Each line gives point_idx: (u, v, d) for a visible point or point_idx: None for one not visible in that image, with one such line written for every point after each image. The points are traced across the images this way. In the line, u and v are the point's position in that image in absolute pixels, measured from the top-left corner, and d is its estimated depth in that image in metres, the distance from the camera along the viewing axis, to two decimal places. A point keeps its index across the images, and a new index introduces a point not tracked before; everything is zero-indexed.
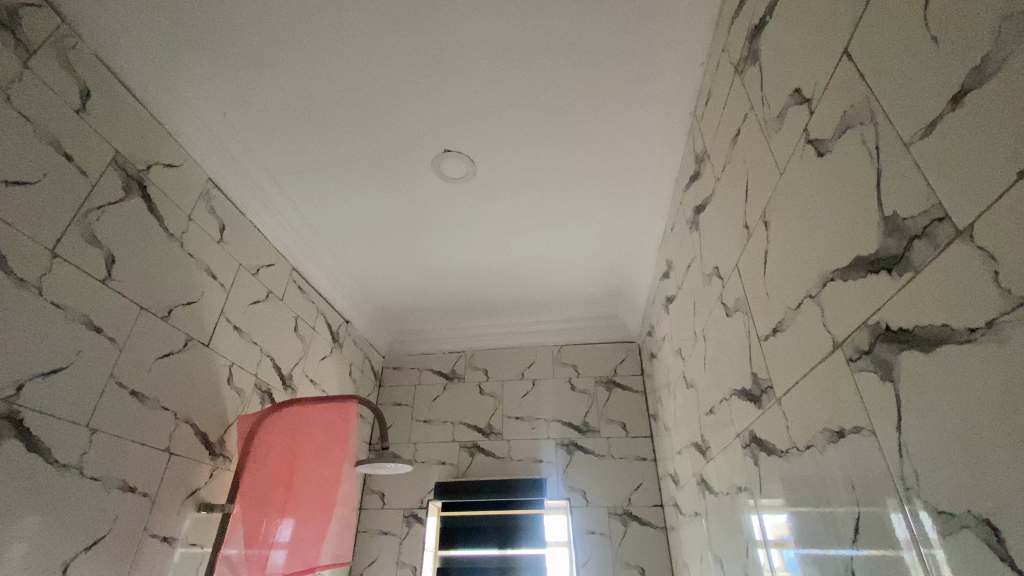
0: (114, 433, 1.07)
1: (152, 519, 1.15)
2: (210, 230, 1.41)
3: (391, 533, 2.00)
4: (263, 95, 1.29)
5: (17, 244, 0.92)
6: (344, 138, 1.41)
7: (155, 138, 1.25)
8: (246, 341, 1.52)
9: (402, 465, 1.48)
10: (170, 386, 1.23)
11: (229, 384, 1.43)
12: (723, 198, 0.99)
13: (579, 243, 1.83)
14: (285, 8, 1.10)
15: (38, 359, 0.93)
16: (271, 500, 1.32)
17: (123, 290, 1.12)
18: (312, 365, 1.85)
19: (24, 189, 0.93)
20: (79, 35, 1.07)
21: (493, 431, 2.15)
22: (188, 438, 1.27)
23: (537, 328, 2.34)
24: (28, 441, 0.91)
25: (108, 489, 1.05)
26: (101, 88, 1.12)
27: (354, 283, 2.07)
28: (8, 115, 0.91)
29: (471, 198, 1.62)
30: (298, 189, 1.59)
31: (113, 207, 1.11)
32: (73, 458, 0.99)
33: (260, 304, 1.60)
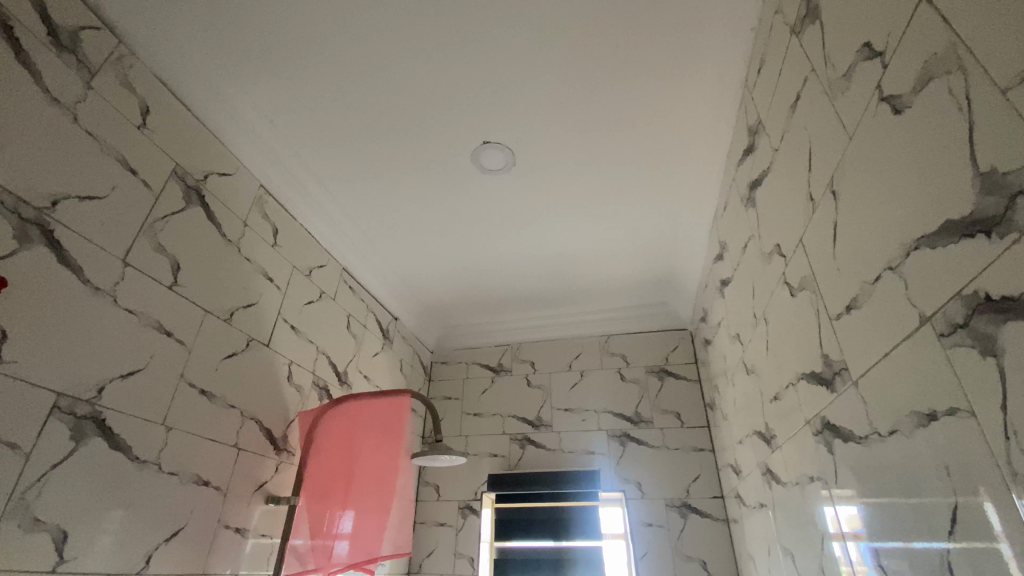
0: (187, 431, 1.14)
1: (225, 511, 1.21)
2: (264, 234, 1.46)
3: (447, 524, 2.03)
4: (307, 100, 1.32)
5: (92, 256, 0.98)
6: (386, 137, 1.42)
7: (210, 149, 1.31)
8: (303, 341, 1.57)
9: (456, 457, 1.50)
10: (235, 385, 1.29)
11: (288, 381, 1.49)
12: (783, 170, 0.93)
13: (624, 230, 1.78)
14: (324, 12, 1.11)
15: (115, 363, 1.00)
16: (332, 492, 1.36)
17: (189, 295, 1.19)
18: (365, 362, 1.90)
19: (95, 204, 1.00)
20: (136, 55, 1.13)
21: (543, 423, 2.14)
22: (254, 433, 1.33)
23: (584, 318, 2.31)
24: (111, 440, 0.97)
25: (184, 483, 1.11)
26: (158, 104, 1.17)
27: (401, 281, 2.11)
28: (76, 135, 0.97)
29: (512, 190, 1.60)
30: (344, 191, 1.63)
31: (176, 216, 1.17)
32: (152, 454, 1.05)
33: (314, 304, 1.65)
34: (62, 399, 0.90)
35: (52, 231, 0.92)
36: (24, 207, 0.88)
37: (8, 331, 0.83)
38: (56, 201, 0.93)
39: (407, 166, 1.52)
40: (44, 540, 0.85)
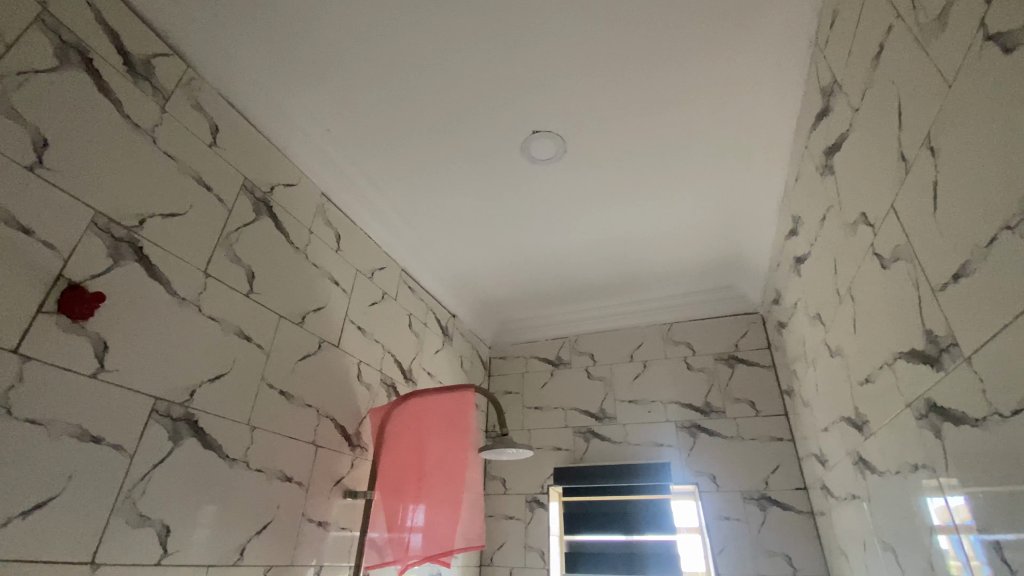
0: (270, 429, 1.20)
1: (307, 505, 1.27)
2: (328, 240, 1.52)
3: (516, 518, 2.04)
4: (361, 106, 1.35)
5: (178, 269, 1.05)
6: (438, 136, 1.44)
7: (274, 162, 1.37)
8: (369, 340, 1.63)
9: (523, 451, 1.49)
10: (310, 385, 1.35)
11: (358, 380, 1.54)
12: (866, 132, 0.85)
13: (683, 211, 1.71)
14: (373, 18, 1.14)
15: (203, 368, 1.07)
16: (404, 487, 1.41)
17: (265, 301, 1.25)
18: (428, 359, 1.94)
19: (177, 220, 1.07)
20: (203, 77, 1.20)
21: (607, 415, 2.10)
22: (330, 431, 1.39)
23: (645, 306, 2.24)
24: (204, 439, 1.04)
25: (270, 479, 1.18)
26: (226, 122, 1.24)
27: (458, 278, 2.13)
28: (157, 157, 1.05)
29: (564, 178, 1.58)
30: (400, 193, 1.66)
31: (248, 227, 1.24)
32: (240, 452, 1.12)
33: (377, 305, 1.71)
34: (159, 403, 0.97)
35: (142, 247, 0.99)
36: (117, 228, 0.95)
37: (109, 342, 0.91)
38: (143, 220, 1.00)
39: (459, 163, 1.53)
40: (151, 532, 0.92)
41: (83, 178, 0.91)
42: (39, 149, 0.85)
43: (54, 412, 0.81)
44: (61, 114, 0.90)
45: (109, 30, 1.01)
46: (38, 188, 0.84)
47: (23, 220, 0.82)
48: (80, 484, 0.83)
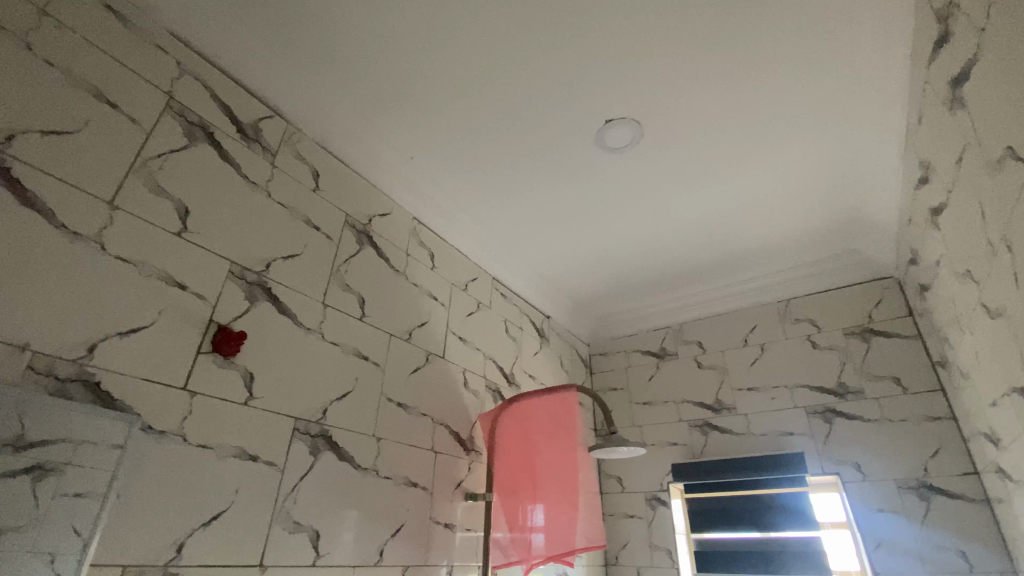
0: (393, 440, 1.31)
1: (434, 509, 1.36)
2: (423, 259, 1.62)
3: (637, 516, 1.99)
4: (438, 128, 1.42)
5: (301, 303, 1.19)
6: (513, 144, 1.47)
7: (369, 195, 1.49)
8: (471, 349, 1.70)
9: (635, 448, 1.46)
10: (423, 396, 1.44)
11: (466, 388, 1.61)
12: (999, 51, 0.72)
13: (784, 176, 1.56)
14: (437, 43, 1.20)
15: (331, 389, 1.19)
16: (520, 488, 1.44)
17: (375, 323, 1.37)
18: (528, 363, 1.98)
19: (294, 260, 1.21)
20: (300, 130, 1.34)
21: (725, 405, 1.98)
22: (446, 438, 1.48)
23: (753, 285, 2.08)
24: (339, 452, 1.16)
25: (398, 485, 1.28)
26: (324, 166, 1.38)
27: (548, 279, 2.14)
28: (272, 207, 1.20)
29: (644, 163, 1.52)
30: (484, 205, 1.72)
31: (353, 258, 1.37)
32: (370, 461, 1.23)
33: (475, 315, 1.78)
34: (298, 422, 1.10)
35: (270, 288, 1.14)
36: (249, 273, 1.10)
37: (255, 373, 1.05)
38: (268, 264, 1.15)
39: (536, 167, 1.55)
40: (304, 536, 1.05)
41: (217, 234, 1.07)
42: (182, 216, 1.02)
43: (218, 436, 0.96)
44: (196, 184, 1.06)
45: (222, 105, 1.17)
46: (186, 249, 1.00)
47: (178, 278, 0.98)
48: (243, 497, 0.97)
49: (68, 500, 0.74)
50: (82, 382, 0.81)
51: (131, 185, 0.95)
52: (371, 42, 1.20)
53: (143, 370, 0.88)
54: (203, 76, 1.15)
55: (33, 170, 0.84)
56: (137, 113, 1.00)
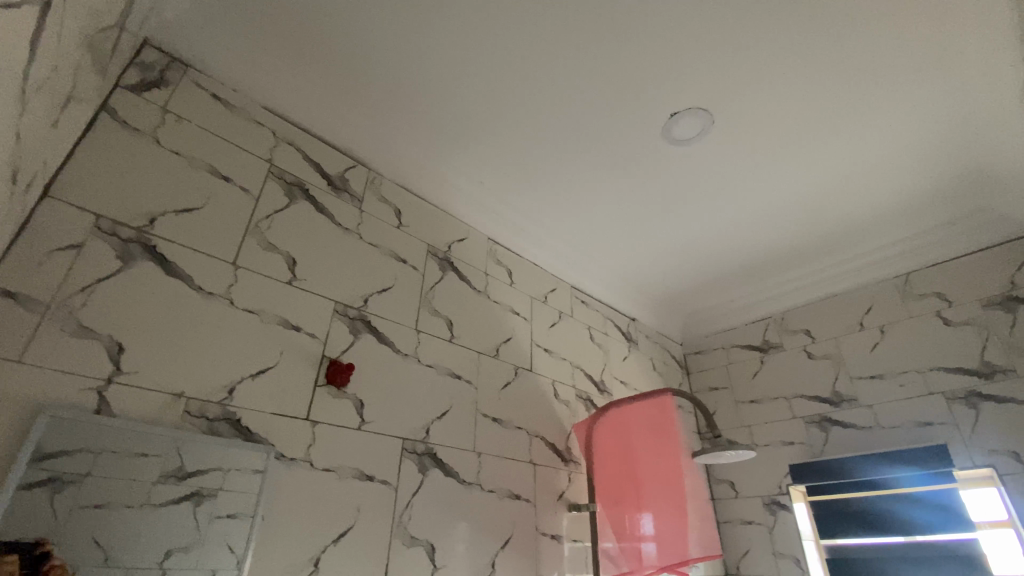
0: (493, 454, 1.36)
1: (539, 520, 1.39)
2: (503, 277, 1.67)
3: (756, 522, 1.87)
4: (503, 149, 1.48)
5: (397, 331, 1.29)
6: (578, 153, 1.49)
7: (446, 223, 1.58)
8: (558, 359, 1.72)
9: (743, 451, 1.40)
10: (517, 409, 1.48)
11: (557, 399, 1.63)
12: None
13: (882, 139, 1.42)
14: (492, 70, 1.26)
15: (431, 409, 1.27)
16: (624, 497, 1.41)
17: (465, 343, 1.44)
18: (619, 368, 1.96)
19: (387, 293, 1.31)
20: (380, 174, 1.46)
21: (843, 397, 1.81)
22: (543, 449, 1.50)
23: (860, 262, 1.90)
24: (444, 468, 1.23)
25: (502, 498, 1.33)
26: (404, 203, 1.48)
27: (631, 282, 2.11)
28: (363, 247, 1.31)
29: (717, 152, 1.47)
30: (556, 216, 1.75)
31: (438, 284, 1.45)
32: (474, 476, 1.29)
33: (559, 326, 1.80)
34: (406, 442, 1.19)
35: (369, 321, 1.24)
36: (350, 310, 1.22)
37: (364, 400, 1.15)
38: (366, 299, 1.26)
39: (604, 171, 1.55)
40: (421, 550, 1.12)
41: (320, 278, 1.19)
42: (291, 266, 1.15)
43: (339, 459, 1.06)
44: (299, 235, 1.20)
45: (313, 162, 1.31)
46: (296, 294, 1.13)
47: (293, 320, 1.11)
48: (365, 514, 1.06)
49: (223, 520, 0.87)
50: (226, 420, 0.94)
51: (247, 245, 1.10)
52: (434, 82, 1.29)
53: (272, 406, 1.01)
54: (296, 140, 1.30)
55: (173, 243, 1.00)
56: (246, 182, 1.16)
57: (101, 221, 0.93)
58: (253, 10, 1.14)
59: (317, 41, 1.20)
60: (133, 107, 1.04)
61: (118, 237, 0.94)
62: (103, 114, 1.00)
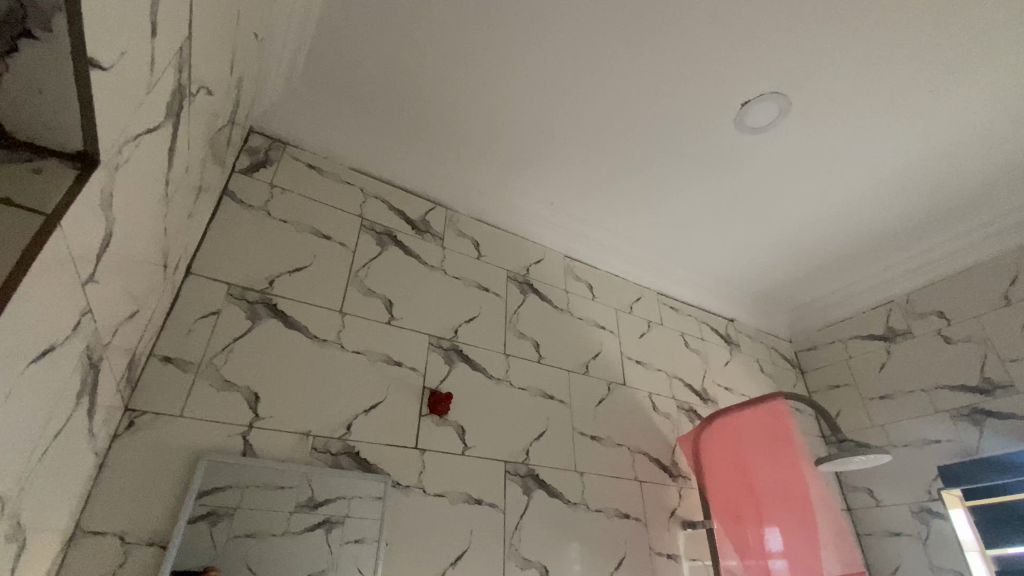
0: (595, 472, 1.35)
1: (652, 539, 1.35)
2: (584, 293, 1.67)
3: (905, 533, 1.66)
4: (569, 166, 1.50)
5: (488, 357, 1.34)
6: (646, 159, 1.47)
7: (524, 248, 1.62)
8: (652, 370, 1.67)
9: (877, 456, 1.27)
10: (615, 425, 1.46)
11: (656, 411, 1.59)
12: None
13: (1001, 82, 1.24)
14: (549, 94, 1.29)
15: (528, 431, 1.30)
16: (743, 512, 1.33)
17: (554, 363, 1.46)
18: (720, 374, 1.86)
19: (475, 322, 1.38)
20: (457, 210, 1.54)
21: (995, 384, 1.57)
22: (647, 465, 1.46)
23: (996, 226, 1.65)
24: (548, 489, 1.25)
25: (611, 517, 1.31)
26: (482, 234, 1.55)
27: (721, 280, 2.01)
28: (449, 281, 1.39)
29: (798, 133, 1.38)
30: (632, 224, 1.72)
31: (522, 307, 1.49)
32: (578, 496, 1.29)
33: (649, 336, 1.75)
34: (509, 466, 1.22)
35: (461, 350, 1.31)
36: (443, 342, 1.29)
37: (465, 427, 1.21)
38: (456, 330, 1.33)
39: (677, 171, 1.51)
40: (535, 572, 1.14)
41: (413, 315, 1.28)
42: (387, 307, 1.25)
43: (448, 485, 1.12)
44: (391, 278, 1.30)
45: (397, 209, 1.42)
46: (395, 332, 1.23)
47: (394, 357, 1.20)
48: (477, 538, 1.10)
49: (352, 545, 0.95)
50: (347, 453, 1.04)
51: (349, 292, 1.22)
52: (495, 115, 1.36)
53: (384, 438, 1.09)
54: (379, 191, 1.42)
55: (289, 300, 1.13)
56: (342, 237, 1.28)
57: (231, 288, 1.08)
58: (331, 82, 1.29)
59: (387, 98, 1.32)
60: (247, 186, 1.21)
61: (246, 300, 1.08)
62: (224, 197, 1.17)
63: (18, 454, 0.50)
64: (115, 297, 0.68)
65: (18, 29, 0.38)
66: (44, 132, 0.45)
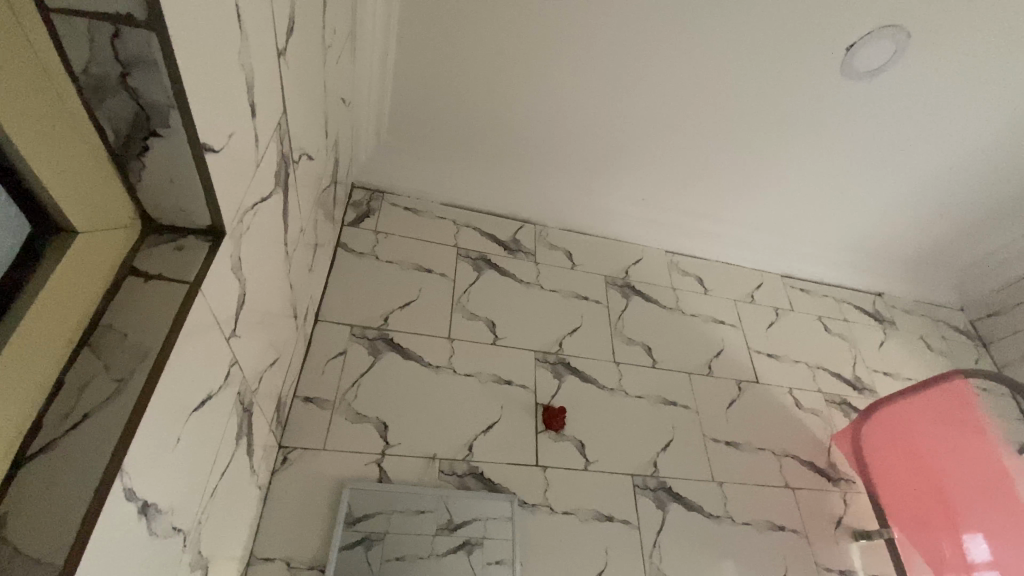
0: (735, 480, 1.23)
1: (816, 552, 1.19)
2: (695, 287, 1.57)
3: None
4: (655, 157, 1.44)
5: (599, 368, 1.30)
6: (739, 133, 1.36)
7: (620, 250, 1.57)
8: (786, 361, 1.50)
9: None
10: (751, 427, 1.33)
11: (799, 407, 1.41)
12: None
13: None
14: (619, 89, 1.26)
15: (653, 441, 1.23)
16: (930, 518, 1.15)
17: (671, 365, 1.37)
18: (872, 357, 1.61)
19: (580, 333, 1.35)
20: (547, 224, 1.54)
21: None
22: (797, 468, 1.30)
23: None
24: (683, 502, 1.16)
25: (762, 530, 1.18)
26: (575, 244, 1.53)
27: (856, 252, 1.76)
28: (547, 295, 1.39)
29: (923, 68, 1.18)
30: (736, 206, 1.59)
31: (626, 312, 1.44)
32: (720, 508, 1.18)
33: (777, 324, 1.58)
34: (636, 479, 1.16)
35: (569, 363, 1.29)
36: (550, 356, 1.28)
37: (584, 441, 1.18)
38: (561, 343, 1.32)
39: (777, 140, 1.37)
40: None
41: (518, 333, 1.29)
42: (492, 329, 1.28)
43: (576, 502, 1.09)
44: (492, 300, 1.33)
45: (489, 234, 1.46)
46: (503, 353, 1.25)
47: (504, 376, 1.21)
48: (614, 556, 1.06)
49: (495, 565, 0.97)
50: (472, 474, 1.06)
51: (455, 319, 1.27)
52: (570, 122, 1.36)
53: (506, 457, 1.11)
54: (470, 219, 1.47)
55: (403, 333, 1.21)
56: (442, 267, 1.35)
57: (353, 329, 1.18)
58: (414, 125, 1.39)
59: (465, 127, 1.38)
60: (355, 236, 1.34)
61: (367, 338, 1.18)
62: (338, 249, 1.30)
63: (194, 489, 0.58)
64: (257, 348, 0.78)
65: (147, 130, 0.45)
66: (179, 213, 0.52)
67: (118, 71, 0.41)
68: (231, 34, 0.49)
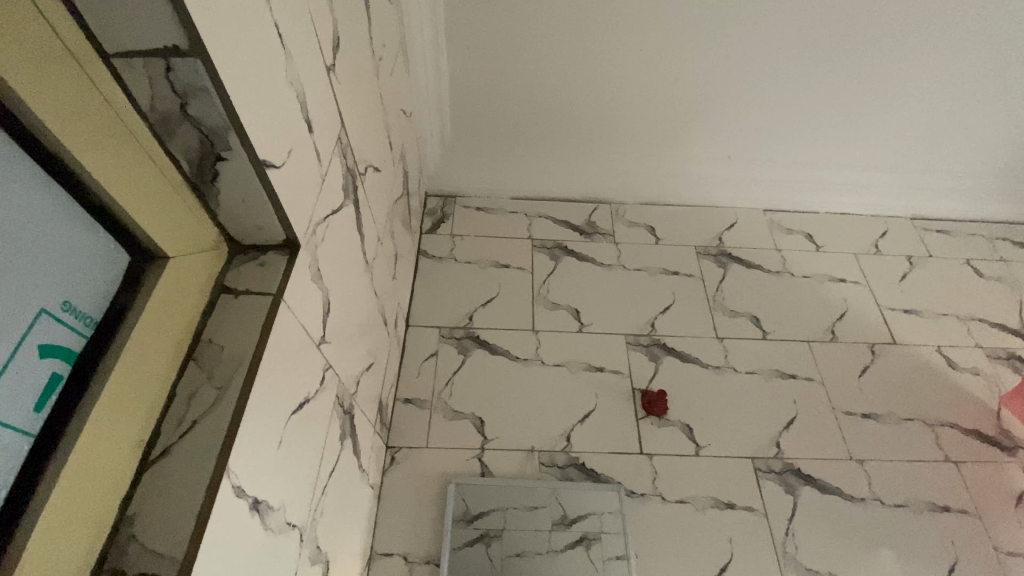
0: (879, 457, 1.07)
1: (995, 536, 0.99)
2: (803, 245, 1.40)
3: None
4: (733, 109, 1.32)
5: (699, 345, 1.21)
6: (830, 62, 1.20)
7: (710, 217, 1.45)
8: (930, 316, 1.29)
9: None
10: (892, 395, 1.16)
11: (953, 368, 1.20)
12: None
13: None
14: (682, 43, 1.18)
15: (772, 419, 1.11)
16: None
17: (783, 334, 1.24)
18: None
19: (673, 310, 1.27)
20: (624, 202, 1.47)
21: None
22: (959, 439, 1.10)
23: None
24: (816, 484, 1.04)
25: (921, 512, 1.01)
26: (657, 218, 1.45)
27: (1009, 178, 1.46)
28: (633, 275, 1.32)
29: None
30: (841, 147, 1.40)
31: (724, 282, 1.32)
32: (864, 489, 1.04)
33: (913, 275, 1.36)
34: (757, 461, 1.06)
35: (665, 344, 1.21)
36: (643, 338, 1.21)
37: (692, 425, 1.10)
38: (654, 323, 1.24)
39: (880, 61, 1.19)
40: None
41: (606, 318, 1.24)
42: (577, 316, 1.24)
43: (689, 489, 1.02)
44: (575, 287, 1.29)
45: (564, 221, 1.43)
46: (592, 339, 1.21)
47: (596, 363, 1.17)
48: (740, 546, 0.97)
49: (614, 562, 0.93)
50: (573, 465, 1.04)
51: (539, 311, 1.25)
52: (634, 90, 1.28)
53: (607, 445, 1.06)
54: (544, 210, 1.45)
55: (489, 329, 1.21)
56: (520, 261, 1.34)
57: (442, 330, 1.21)
58: (476, 124, 1.40)
59: (525, 117, 1.37)
60: (434, 241, 1.37)
61: (455, 337, 1.20)
62: (421, 256, 1.35)
63: (303, 488, 0.62)
64: (350, 354, 0.82)
65: (213, 155, 0.49)
66: (256, 231, 0.56)
67: (178, 103, 0.45)
68: (277, 54, 0.51)
